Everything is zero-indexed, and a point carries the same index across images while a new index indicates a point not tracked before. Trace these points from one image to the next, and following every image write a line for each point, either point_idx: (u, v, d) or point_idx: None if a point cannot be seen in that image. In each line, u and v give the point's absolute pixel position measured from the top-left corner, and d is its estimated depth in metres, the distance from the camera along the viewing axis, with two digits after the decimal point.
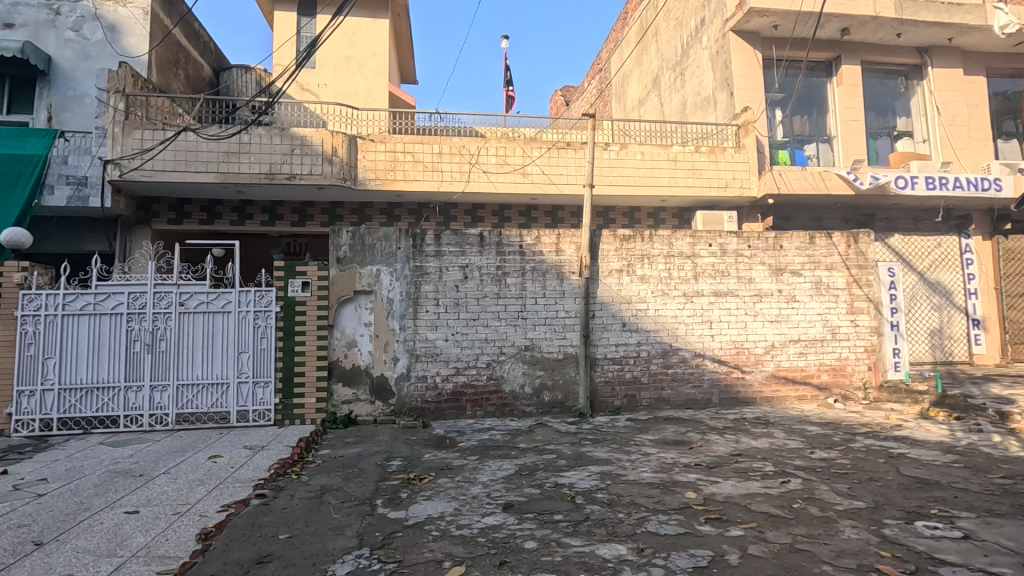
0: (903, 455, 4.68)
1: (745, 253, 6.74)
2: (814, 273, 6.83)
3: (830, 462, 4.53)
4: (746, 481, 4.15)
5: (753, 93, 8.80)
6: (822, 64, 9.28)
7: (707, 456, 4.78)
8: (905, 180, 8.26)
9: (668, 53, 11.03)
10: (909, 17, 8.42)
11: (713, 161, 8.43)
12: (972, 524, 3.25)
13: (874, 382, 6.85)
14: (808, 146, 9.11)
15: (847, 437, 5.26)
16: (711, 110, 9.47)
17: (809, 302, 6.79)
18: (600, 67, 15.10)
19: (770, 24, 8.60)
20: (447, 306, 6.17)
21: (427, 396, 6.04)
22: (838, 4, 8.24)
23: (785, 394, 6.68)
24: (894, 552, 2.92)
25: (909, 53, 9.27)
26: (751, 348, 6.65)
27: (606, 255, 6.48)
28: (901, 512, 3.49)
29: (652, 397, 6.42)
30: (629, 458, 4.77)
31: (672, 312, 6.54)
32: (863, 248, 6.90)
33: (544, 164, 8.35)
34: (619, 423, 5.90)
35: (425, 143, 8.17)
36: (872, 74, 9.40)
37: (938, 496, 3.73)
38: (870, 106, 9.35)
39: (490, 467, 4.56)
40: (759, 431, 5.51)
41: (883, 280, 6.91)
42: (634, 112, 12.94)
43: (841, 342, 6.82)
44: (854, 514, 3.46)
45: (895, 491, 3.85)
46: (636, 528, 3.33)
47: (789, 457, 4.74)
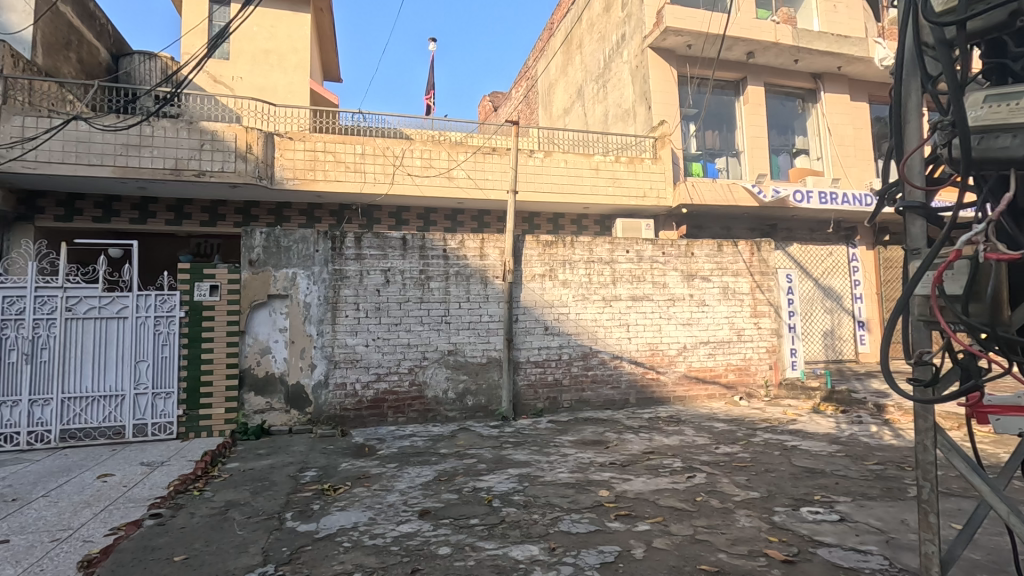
0: (795, 447, 5.08)
1: (659, 259, 7.07)
2: (721, 279, 7.29)
3: (732, 456, 4.85)
4: (656, 477, 4.36)
5: (670, 107, 9.28)
6: (730, 84, 9.93)
7: (621, 455, 4.97)
8: (801, 194, 8.98)
9: (592, 65, 11.39)
10: (805, 45, 9.20)
11: (632, 171, 8.81)
12: (849, 507, 3.59)
13: (774, 380, 7.39)
14: (718, 159, 9.72)
15: (748, 432, 5.65)
16: (631, 121, 9.89)
17: (718, 306, 7.24)
18: (528, 75, 15.34)
19: (685, 44, 9.11)
20: (369, 311, 6.02)
21: (347, 403, 5.87)
22: (743, 30, 8.88)
23: (696, 393, 7.06)
24: (781, 537, 3.17)
25: (805, 78, 10.12)
26: (665, 349, 6.99)
27: (529, 260, 6.59)
28: (790, 499, 3.79)
29: (573, 399, 6.59)
30: (549, 459, 4.87)
31: (592, 316, 6.75)
32: (765, 256, 7.44)
33: (469, 168, 8.36)
34: (541, 425, 6.00)
35: (347, 143, 7.94)
36: (774, 96, 10.17)
37: (822, 484, 4.09)
38: (773, 125, 10.12)
39: (409, 474, 4.50)
40: (671, 429, 5.80)
41: (782, 285, 7.49)
42: (559, 120, 13.25)
43: (745, 343, 7.31)
44: (749, 504, 3.73)
45: (786, 481, 4.18)
46: (549, 528, 3.41)
47: (696, 452, 5.02)
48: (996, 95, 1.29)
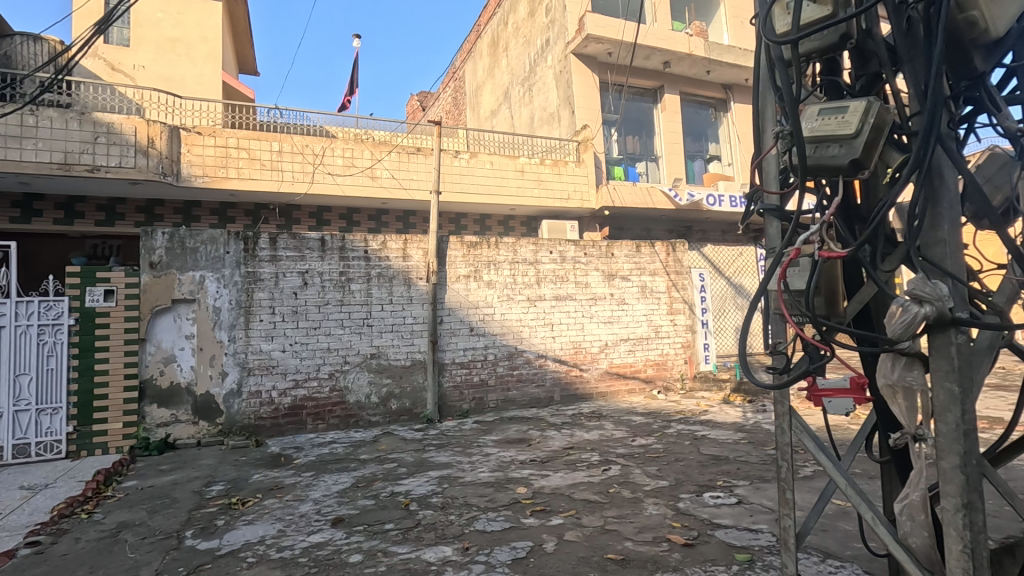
0: (705, 436, 5.37)
1: (581, 260, 7.26)
2: (640, 278, 7.59)
3: (646, 448, 5.06)
4: (573, 472, 4.46)
5: (591, 112, 9.55)
6: (649, 91, 10.33)
7: (543, 452, 5.05)
8: (714, 198, 9.52)
9: (517, 69, 11.52)
10: (715, 57, 9.73)
11: (557, 174, 8.99)
12: (746, 490, 3.85)
13: (689, 373, 7.77)
14: (638, 164, 10.12)
15: (663, 424, 5.92)
16: (555, 125, 10.09)
17: (636, 304, 7.53)
18: (455, 76, 15.26)
19: (606, 51, 9.41)
20: (285, 315, 5.78)
21: (262, 412, 5.59)
22: (658, 40, 9.27)
23: (617, 388, 7.29)
24: (683, 522, 3.34)
25: (717, 88, 10.72)
26: (587, 347, 7.18)
27: (454, 261, 6.57)
28: (695, 486, 4.01)
29: (498, 398, 6.63)
30: (471, 459, 4.86)
31: (517, 316, 6.83)
32: (680, 256, 7.82)
33: (392, 167, 8.22)
34: (466, 426, 5.99)
35: (262, 139, 7.58)
36: (689, 104, 10.70)
37: (726, 469, 4.35)
38: (688, 132, 10.64)
39: (325, 482, 4.35)
40: (592, 424, 5.96)
41: (695, 284, 7.90)
42: (487, 122, 13.29)
43: (663, 339, 7.65)
44: (658, 492, 3.90)
45: (694, 469, 4.42)
46: (464, 528, 3.41)
47: (614, 445, 5.20)
48: (829, 110, 1.37)
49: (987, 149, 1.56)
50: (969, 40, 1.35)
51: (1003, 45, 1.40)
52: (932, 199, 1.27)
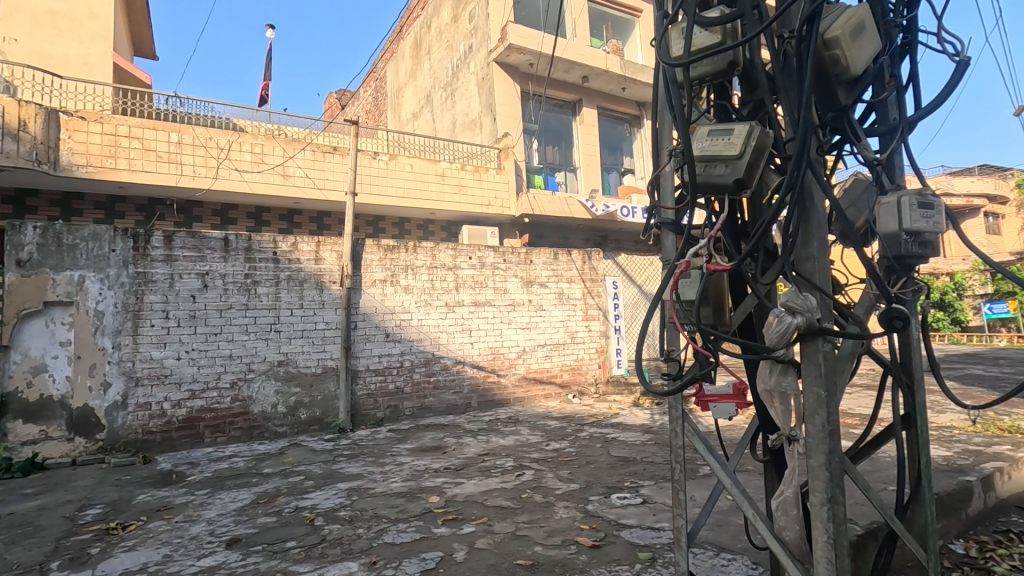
0: (615, 439, 5.55)
1: (500, 266, 7.30)
2: (557, 285, 7.75)
3: (559, 452, 5.15)
4: (487, 478, 4.44)
5: (512, 121, 9.66)
6: (568, 103, 10.59)
7: (457, 459, 4.99)
8: (628, 209, 9.92)
9: (440, 73, 11.45)
10: (630, 75, 10.15)
11: (477, 179, 9.00)
12: (651, 490, 4.00)
13: (602, 377, 8.02)
14: (558, 173, 10.34)
15: (577, 427, 6.05)
16: (477, 132, 10.10)
17: (553, 311, 7.68)
18: (375, 76, 14.88)
19: (527, 62, 9.56)
20: (181, 319, 5.33)
21: (151, 426, 5.11)
22: (577, 54, 9.53)
23: (534, 394, 7.38)
24: (591, 524, 3.42)
25: (631, 105, 11.21)
26: (505, 353, 7.22)
27: (369, 265, 6.37)
28: (604, 487, 4.12)
29: (414, 406, 6.49)
30: (382, 469, 4.71)
31: (435, 322, 6.74)
32: (594, 264, 8.08)
33: (306, 166, 7.85)
34: (379, 435, 5.80)
35: (158, 128, 6.97)
36: (606, 118, 11.11)
37: (634, 470, 4.51)
38: (605, 145, 11.04)
39: (221, 500, 4.04)
40: (508, 430, 5.99)
41: (609, 291, 8.19)
42: (408, 124, 13.08)
43: (578, 345, 7.84)
44: (568, 496, 3.97)
45: (604, 471, 4.54)
46: (372, 542, 3.28)
47: (528, 450, 5.24)
48: (717, 131, 1.46)
49: (851, 175, 1.73)
50: (835, 74, 1.49)
51: (863, 82, 1.57)
52: (804, 218, 1.39)
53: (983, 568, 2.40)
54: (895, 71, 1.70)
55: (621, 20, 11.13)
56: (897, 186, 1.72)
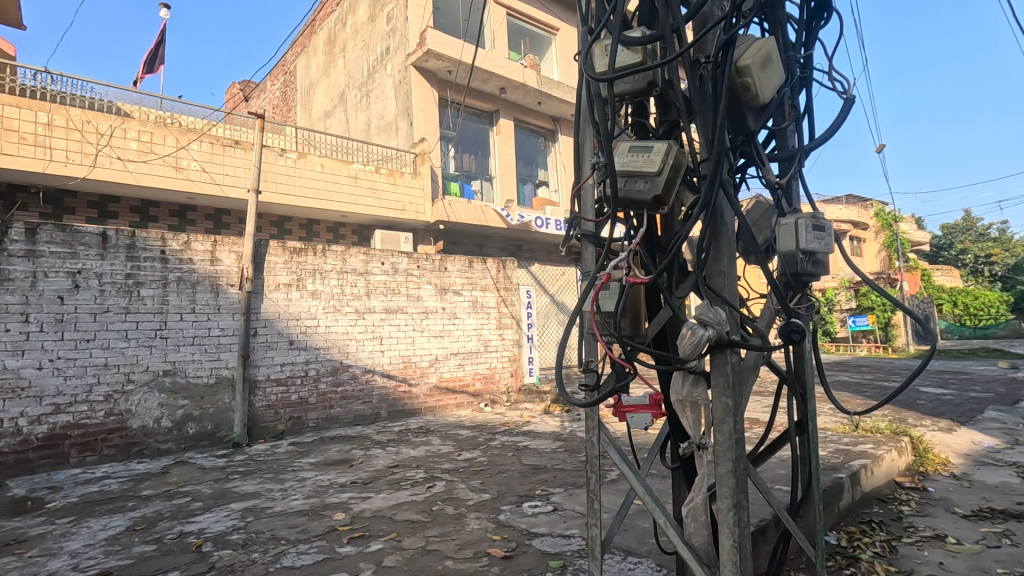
0: (526, 447, 5.59)
1: (414, 272, 7.14)
2: (471, 293, 7.72)
3: (471, 461, 5.09)
4: (396, 491, 4.27)
5: (430, 126, 9.54)
6: (485, 113, 10.64)
7: (365, 472, 4.78)
8: (541, 220, 10.09)
9: (355, 72, 11.10)
10: (547, 90, 10.39)
11: (392, 183, 8.77)
12: (561, 497, 4.03)
13: (515, 386, 8.07)
14: (474, 182, 10.35)
15: (489, 436, 6.03)
16: (393, 135, 9.87)
17: (467, 319, 7.63)
18: (283, 70, 14.12)
19: (445, 69, 9.49)
20: (44, 323, 4.68)
21: (2, 447, 4.43)
22: (496, 66, 9.59)
23: (445, 403, 7.27)
24: (503, 534, 3.39)
25: (546, 119, 11.47)
26: (417, 361, 7.06)
27: (273, 268, 5.98)
28: (516, 496, 4.11)
29: (319, 417, 6.15)
30: (282, 486, 4.40)
31: (343, 329, 6.45)
32: (509, 273, 8.14)
33: (203, 159, 7.26)
34: (278, 449, 5.42)
35: (22, 106, 6.09)
36: (522, 131, 11.28)
37: (544, 478, 4.55)
38: (521, 157, 11.20)
39: (89, 529, 3.57)
40: (419, 440, 5.83)
41: (522, 300, 8.28)
42: (319, 123, 12.52)
43: (491, 353, 7.85)
44: (480, 506, 3.91)
45: (515, 479, 4.54)
46: (269, 566, 3.04)
47: (439, 461, 5.13)
48: (637, 148, 1.51)
49: (754, 197, 1.86)
50: (745, 101, 1.59)
51: (767, 110, 1.69)
52: (716, 236, 1.46)
53: (852, 556, 2.66)
54: (794, 102, 1.86)
55: (539, 36, 11.39)
56: (794, 209, 1.87)
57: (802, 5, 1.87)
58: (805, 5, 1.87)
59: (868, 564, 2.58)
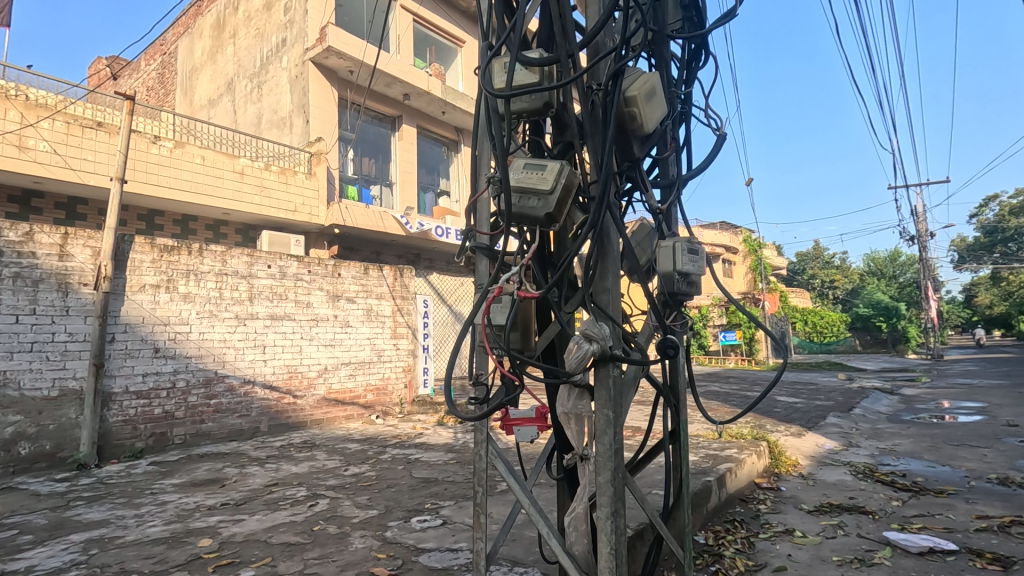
0: (417, 459, 5.46)
1: (304, 277, 6.75)
2: (365, 301, 7.45)
3: (358, 476, 4.87)
4: (273, 512, 3.97)
5: (327, 126, 9.13)
6: (388, 118, 10.38)
7: (238, 493, 4.39)
8: (443, 229, 10.02)
9: (246, 61, 10.38)
10: (451, 100, 10.38)
11: (283, 182, 8.26)
12: (450, 510, 3.97)
13: (408, 397, 7.87)
14: (373, 186, 10.08)
15: (379, 450, 5.81)
16: (286, 131, 9.33)
17: (360, 328, 7.34)
18: (162, 49, 12.84)
19: (346, 68, 9.16)
20: None
21: None
22: (400, 71, 9.43)
23: (334, 415, 6.92)
24: (389, 552, 3.26)
25: (450, 129, 11.43)
26: (303, 371, 6.66)
27: (138, 266, 5.36)
28: (404, 511, 3.97)
29: (187, 433, 5.58)
30: (137, 512, 3.91)
31: (220, 336, 5.93)
32: (406, 282, 7.96)
33: (56, 140, 6.36)
34: (135, 470, 4.82)
35: None
36: (425, 139, 11.15)
37: (434, 491, 4.45)
38: (422, 165, 11.07)
39: None
40: (302, 456, 5.48)
41: (419, 309, 8.12)
42: (201, 111, 11.51)
43: (384, 363, 7.61)
44: (366, 523, 3.73)
45: (404, 493, 4.40)
46: None
47: (324, 477, 4.85)
48: (531, 165, 1.54)
49: (638, 219, 1.97)
50: (631, 129, 1.70)
51: (652, 139, 1.81)
52: (603, 255, 1.53)
53: (717, 553, 2.89)
54: (675, 134, 2.01)
55: (444, 46, 11.39)
56: (673, 233, 2.01)
57: (683, 46, 2.04)
58: (686, 47, 2.04)
59: (730, 560, 2.80)
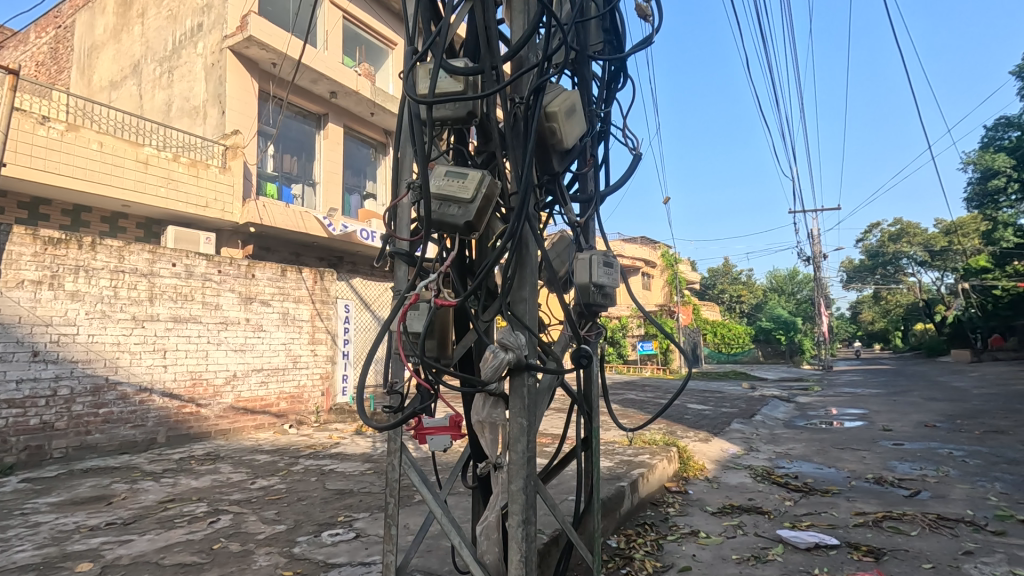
0: (332, 470, 5.25)
1: (213, 278, 6.33)
2: (281, 304, 7.09)
3: (266, 490, 4.60)
4: (167, 531, 3.65)
5: (245, 118, 8.64)
6: (313, 115, 9.98)
7: (128, 510, 4.01)
8: (368, 232, 9.74)
9: (156, 43, 9.65)
10: (380, 102, 10.17)
11: (193, 176, 7.70)
12: (364, 523, 3.83)
13: (325, 406, 7.56)
14: (294, 185, 9.65)
15: (290, 461, 5.52)
16: (199, 121, 8.74)
17: (275, 332, 6.97)
18: (55, 22, 11.65)
19: (269, 60, 8.73)
20: None
21: None
22: (327, 68, 9.10)
23: (241, 425, 6.51)
24: (295, 569, 3.09)
25: (379, 131, 11.19)
26: (209, 378, 6.22)
27: (16, 260, 4.80)
28: (315, 525, 3.80)
29: (69, 446, 5.03)
30: (3, 537, 3.47)
31: (114, 339, 5.42)
32: (326, 285, 7.66)
33: None
34: (2, 488, 4.28)
35: None
36: (352, 139, 10.83)
37: (348, 503, 4.29)
38: (348, 166, 10.75)
39: None
40: (204, 469, 5.11)
41: (339, 314, 7.84)
42: (101, 93, 10.55)
43: (300, 370, 7.26)
44: (272, 540, 3.53)
45: (316, 507, 4.20)
46: None
47: (228, 491, 4.54)
48: (453, 173, 1.54)
49: (559, 231, 2.02)
50: (552, 144, 1.74)
51: (572, 154, 1.86)
52: (521, 265, 1.55)
53: (628, 556, 2.99)
54: (594, 151, 2.08)
55: (375, 46, 11.15)
56: (590, 246, 2.07)
57: (604, 68, 2.12)
58: (607, 68, 2.13)
59: (639, 563, 2.91)
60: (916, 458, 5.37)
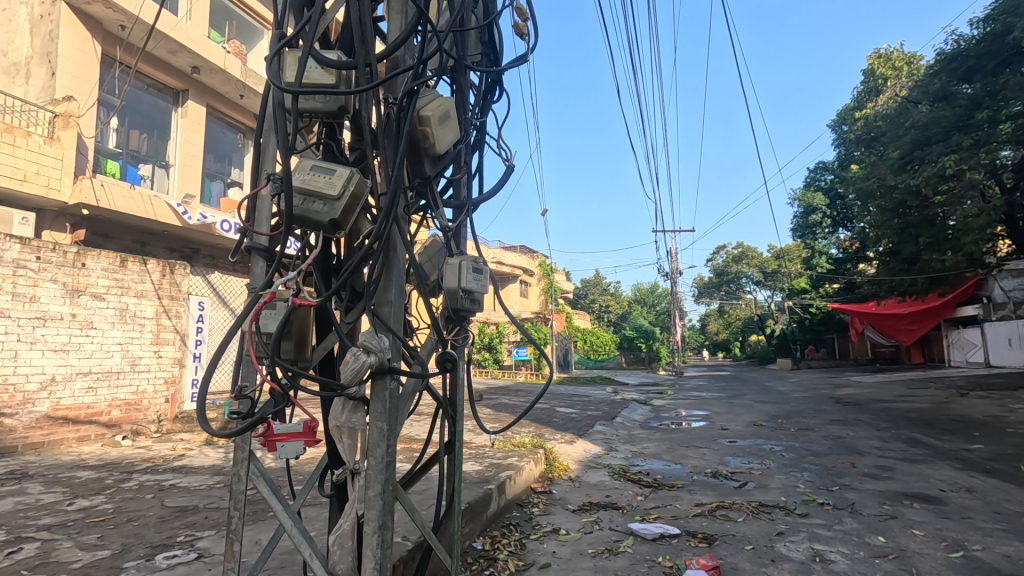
0: (173, 485, 4.70)
1: (29, 265, 5.42)
2: (119, 299, 6.25)
3: (88, 511, 3.99)
4: None
5: (82, 84, 7.49)
6: (169, 89, 8.93)
7: None
8: (228, 224, 8.98)
9: None
10: (251, 85, 9.43)
11: (8, 143, 6.46)
12: (209, 542, 3.48)
13: (169, 414, 6.74)
14: (142, 165, 8.60)
15: (121, 477, 4.86)
16: (19, 80, 7.41)
17: (109, 330, 6.11)
18: None
19: (116, 21, 7.68)
20: None
21: None
22: (189, 40, 8.23)
23: (59, 438, 5.58)
24: None
25: (249, 116, 10.34)
26: (17, 383, 5.28)
27: None
28: (147, 549, 3.37)
29: None
30: None
31: None
32: (177, 279, 6.86)
33: None
34: None
35: None
36: (216, 121, 9.88)
37: (191, 521, 3.87)
38: (210, 149, 9.78)
39: None
40: (5, 490, 4.31)
41: (192, 313, 7.06)
42: None
43: (139, 374, 6.40)
44: (90, 568, 3.06)
45: (150, 528, 3.73)
46: None
47: (37, 515, 3.88)
48: (319, 168, 1.48)
49: (431, 235, 2.02)
50: (424, 148, 1.75)
51: (445, 160, 1.88)
52: (387, 267, 1.53)
53: (491, 557, 3.05)
54: (468, 159, 2.11)
55: (249, 25, 10.34)
56: (461, 251, 2.09)
57: (481, 78, 2.17)
58: (484, 79, 2.18)
59: (502, 563, 2.98)
60: (745, 453, 6.12)
